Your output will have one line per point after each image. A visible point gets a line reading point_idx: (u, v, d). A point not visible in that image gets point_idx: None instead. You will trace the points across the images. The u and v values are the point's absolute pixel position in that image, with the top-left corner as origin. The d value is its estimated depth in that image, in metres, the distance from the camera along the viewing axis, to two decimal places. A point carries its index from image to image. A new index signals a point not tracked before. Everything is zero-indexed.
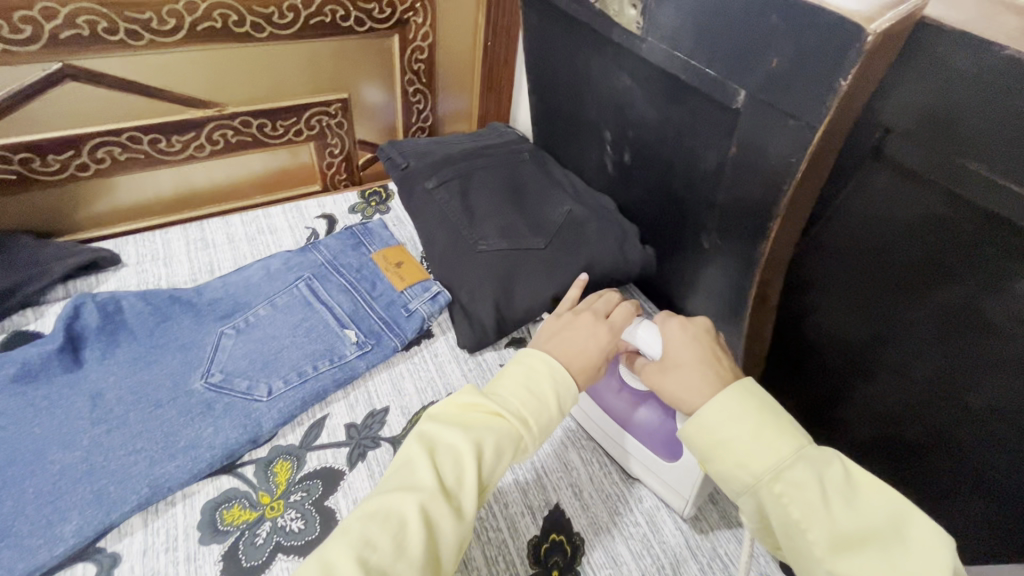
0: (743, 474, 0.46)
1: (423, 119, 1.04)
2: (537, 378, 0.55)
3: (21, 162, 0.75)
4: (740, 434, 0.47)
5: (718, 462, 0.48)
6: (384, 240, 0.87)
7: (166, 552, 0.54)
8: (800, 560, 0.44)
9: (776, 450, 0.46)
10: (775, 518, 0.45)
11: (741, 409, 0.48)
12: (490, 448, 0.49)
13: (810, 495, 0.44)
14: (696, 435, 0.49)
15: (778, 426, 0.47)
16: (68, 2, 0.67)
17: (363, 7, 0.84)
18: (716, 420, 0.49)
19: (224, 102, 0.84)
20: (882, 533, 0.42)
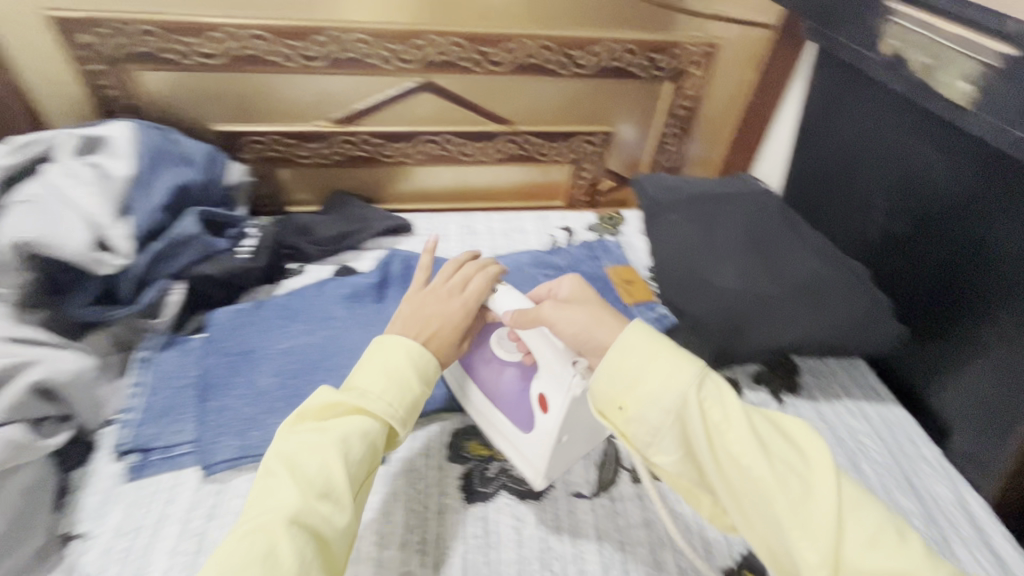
0: (668, 394, 0.45)
1: (669, 158, 1.11)
2: (395, 365, 0.53)
3: (373, 146, 1.00)
4: (657, 353, 0.47)
5: (642, 387, 0.47)
6: (617, 258, 0.97)
7: (424, 457, 0.67)
8: (733, 492, 0.44)
9: (686, 365, 0.46)
10: (701, 431, 0.44)
11: (651, 336, 0.48)
12: (362, 442, 0.49)
13: (726, 404, 0.45)
14: (620, 365, 0.48)
15: (675, 349, 0.48)
16: (446, 35, 0.88)
17: (652, 57, 0.96)
18: (634, 345, 0.48)
19: (516, 121, 1.02)
20: (771, 432, 0.45)
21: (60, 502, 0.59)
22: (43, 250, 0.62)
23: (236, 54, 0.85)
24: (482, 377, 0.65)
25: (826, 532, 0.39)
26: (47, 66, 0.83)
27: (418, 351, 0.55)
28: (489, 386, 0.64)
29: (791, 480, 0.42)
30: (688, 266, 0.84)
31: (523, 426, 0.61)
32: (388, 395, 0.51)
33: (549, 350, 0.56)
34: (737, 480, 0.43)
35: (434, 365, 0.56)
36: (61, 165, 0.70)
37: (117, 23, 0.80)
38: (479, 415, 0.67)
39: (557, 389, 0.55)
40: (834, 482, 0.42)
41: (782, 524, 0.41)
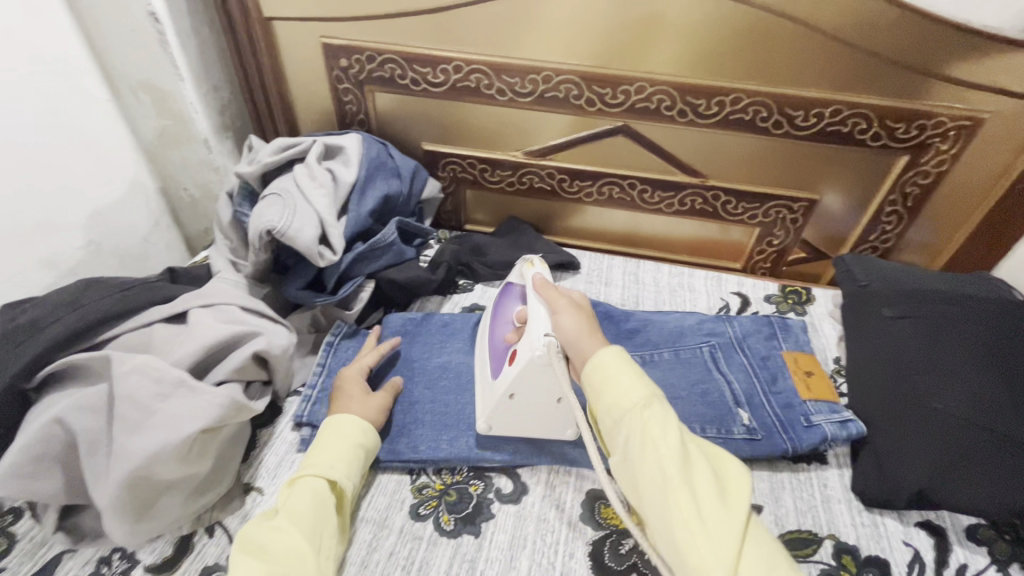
0: (624, 400, 0.52)
1: (882, 239, 0.97)
2: (320, 441, 0.63)
3: (558, 181, 1.03)
4: (622, 370, 0.53)
5: (604, 395, 0.53)
6: (799, 343, 0.84)
7: (558, 508, 0.65)
8: (643, 485, 0.49)
9: (643, 387, 0.53)
10: (638, 442, 0.50)
11: (622, 358, 0.55)
12: (311, 503, 0.56)
13: (667, 426, 0.50)
14: (591, 373, 0.55)
15: (637, 371, 0.54)
16: (655, 84, 0.86)
17: (889, 125, 0.83)
18: (607, 363, 0.54)
19: (709, 175, 0.96)
20: (703, 457, 0.51)
21: (249, 454, 0.68)
22: (280, 235, 0.73)
23: (457, 85, 0.93)
24: (493, 331, 0.74)
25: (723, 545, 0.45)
26: (309, 81, 0.99)
27: (332, 421, 0.65)
28: (492, 342, 0.73)
29: (711, 499, 0.47)
30: (895, 376, 0.72)
31: (494, 374, 0.69)
32: (319, 461, 0.60)
33: (538, 322, 0.63)
34: (658, 488, 0.48)
35: (360, 427, 0.65)
36: (307, 166, 0.82)
37: (370, 50, 0.92)
38: (477, 363, 0.75)
39: (525, 347, 0.63)
40: (744, 511, 0.47)
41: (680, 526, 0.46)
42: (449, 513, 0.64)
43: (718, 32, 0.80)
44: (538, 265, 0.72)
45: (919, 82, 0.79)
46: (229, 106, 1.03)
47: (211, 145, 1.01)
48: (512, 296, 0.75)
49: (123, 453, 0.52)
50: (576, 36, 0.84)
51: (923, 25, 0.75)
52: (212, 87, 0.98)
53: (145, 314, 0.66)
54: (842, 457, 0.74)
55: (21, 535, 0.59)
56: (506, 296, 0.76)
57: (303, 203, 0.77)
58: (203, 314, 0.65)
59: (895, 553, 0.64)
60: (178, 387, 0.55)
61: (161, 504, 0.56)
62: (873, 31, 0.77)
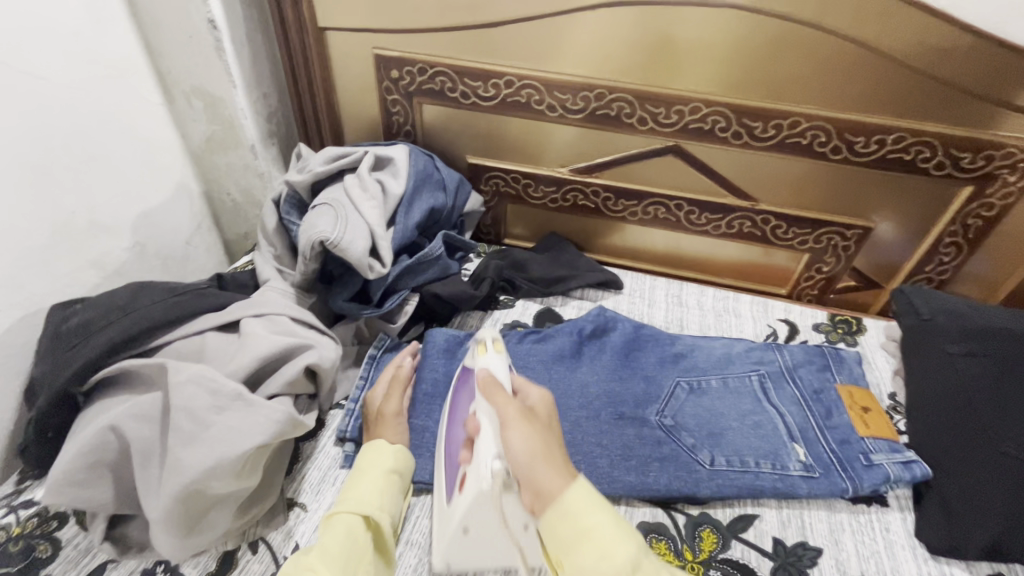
0: (604, 563, 0.43)
1: (938, 271, 0.94)
2: (354, 473, 0.61)
3: (602, 199, 1.01)
4: (602, 522, 0.45)
5: (581, 555, 0.44)
6: (854, 376, 0.81)
7: None
8: None
9: (627, 541, 0.44)
10: None
11: (595, 503, 0.46)
12: (344, 537, 0.53)
13: None
14: (559, 523, 0.46)
15: (616, 515, 0.46)
16: (711, 105, 0.85)
17: (955, 154, 0.81)
18: (579, 516, 0.45)
19: (760, 199, 0.94)
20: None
21: (292, 468, 0.67)
22: (333, 247, 0.72)
23: (507, 100, 0.93)
24: (446, 435, 0.64)
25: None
26: (357, 90, 1.00)
27: (365, 453, 0.63)
28: (446, 456, 0.62)
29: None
30: (962, 418, 0.69)
31: (445, 497, 0.59)
32: (352, 495, 0.58)
33: (486, 439, 0.54)
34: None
35: (399, 458, 0.63)
36: (358, 177, 0.82)
37: (421, 63, 0.92)
38: (433, 479, 0.64)
39: (471, 474, 0.53)
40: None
41: None
42: None
43: (780, 56, 0.79)
44: (491, 350, 0.65)
45: (989, 110, 0.77)
46: (276, 113, 1.03)
47: (257, 152, 1.02)
48: (463, 397, 0.65)
49: (177, 466, 0.51)
50: (631, 55, 0.83)
51: (997, 53, 0.72)
52: (262, 94, 0.98)
53: (198, 321, 0.65)
54: (903, 499, 0.70)
55: (66, 541, 0.58)
56: (460, 388, 0.67)
57: (354, 215, 0.77)
58: (254, 324, 0.64)
59: None
60: (236, 400, 0.54)
61: (210, 518, 0.55)
62: (944, 58, 0.75)
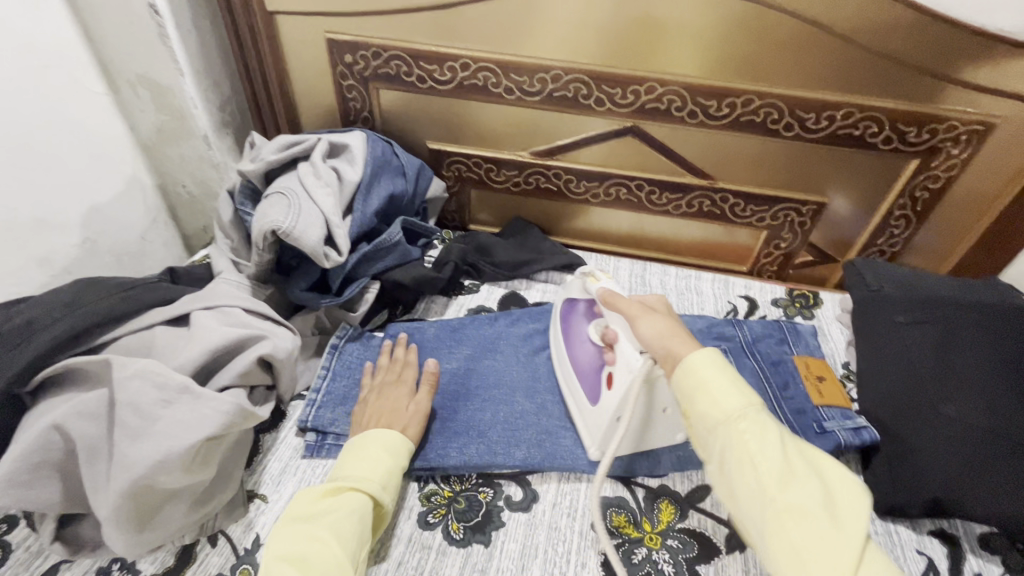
0: (724, 410, 0.48)
1: (890, 243, 0.97)
2: (371, 452, 0.61)
3: (565, 181, 1.01)
4: (719, 378, 0.50)
5: (697, 402, 0.50)
6: (809, 348, 0.83)
7: (569, 517, 0.64)
8: (742, 500, 0.46)
9: (740, 395, 0.49)
10: (739, 457, 0.46)
11: (716, 362, 0.51)
12: (357, 521, 0.54)
13: (764, 438, 0.46)
14: (682, 379, 0.52)
15: (737, 378, 0.50)
16: (666, 85, 0.85)
17: (901, 128, 0.83)
18: (701, 371, 0.51)
19: (717, 177, 0.95)
20: (807, 467, 0.46)
21: (252, 461, 0.67)
22: (286, 236, 0.71)
23: (463, 83, 0.92)
24: (573, 354, 0.72)
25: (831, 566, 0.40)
26: (312, 76, 0.97)
27: (376, 438, 0.62)
28: (579, 368, 0.71)
29: (824, 527, 0.42)
30: (912, 384, 0.71)
31: (592, 398, 0.67)
32: (368, 475, 0.58)
33: (625, 340, 0.62)
34: (759, 506, 0.45)
35: (403, 444, 0.63)
36: (312, 164, 0.80)
37: (375, 47, 0.90)
38: (569, 384, 0.73)
39: (621, 369, 0.62)
40: (862, 529, 0.42)
41: (787, 541, 0.42)
42: (459, 521, 0.63)
43: (732, 35, 0.79)
44: (602, 278, 0.70)
45: (932, 85, 0.79)
46: (229, 102, 1.00)
47: (211, 142, 0.99)
48: (583, 314, 0.73)
49: (124, 463, 0.50)
50: (587, 36, 0.83)
51: (940, 28, 0.74)
52: (213, 82, 0.95)
53: (146, 316, 0.64)
54: (853, 463, 0.74)
55: (17, 544, 0.57)
56: (574, 312, 0.75)
57: (308, 202, 0.75)
58: (205, 316, 0.63)
59: (908, 563, 0.63)
60: (182, 393, 0.54)
61: (162, 514, 0.54)
62: (889, 33, 0.76)
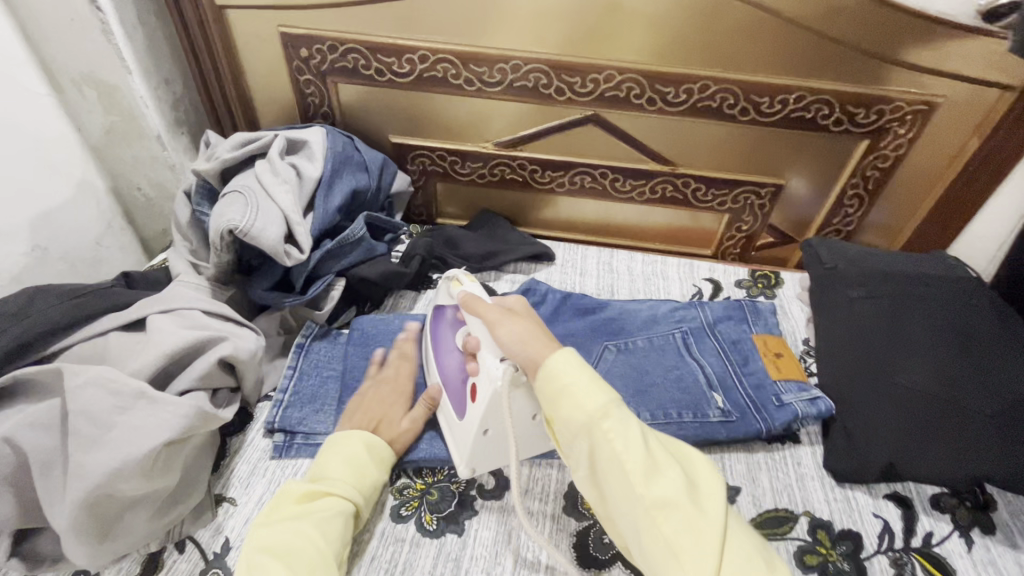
0: (586, 410, 0.50)
1: (845, 223, 1.00)
2: (354, 453, 0.61)
3: (529, 172, 1.02)
4: (579, 381, 0.51)
5: (561, 408, 0.51)
6: (768, 326, 0.86)
7: (541, 502, 0.65)
8: (615, 497, 0.49)
9: (601, 394, 0.50)
10: (608, 456, 0.48)
11: (575, 364, 0.52)
12: (340, 523, 0.55)
13: (628, 434, 0.49)
14: (544, 385, 0.52)
15: (594, 377, 0.52)
16: (624, 73, 0.86)
17: (850, 111, 0.86)
18: (562, 375, 0.52)
19: (678, 163, 0.97)
20: (668, 457, 0.49)
21: (219, 465, 0.66)
22: (244, 235, 0.70)
23: (423, 75, 0.91)
24: (442, 363, 0.70)
25: (699, 550, 0.44)
26: (268, 72, 0.95)
27: (356, 438, 0.62)
28: (448, 378, 0.68)
29: (690, 513, 0.45)
30: (865, 356, 0.74)
31: (459, 410, 0.65)
32: (351, 478, 0.59)
33: (484, 348, 0.60)
34: (631, 501, 0.47)
35: (385, 446, 0.64)
36: (269, 162, 0.79)
37: (330, 40, 0.89)
38: (439, 397, 0.70)
39: (483, 379, 0.60)
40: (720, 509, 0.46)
41: (660, 530, 0.45)
42: (432, 513, 0.63)
43: (686, 22, 0.81)
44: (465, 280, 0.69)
45: (877, 67, 0.81)
46: (182, 100, 0.98)
47: (165, 142, 0.96)
48: (450, 323, 0.72)
49: (80, 471, 0.49)
50: (546, 27, 0.83)
51: (882, 11, 0.77)
52: (164, 80, 0.93)
53: (99, 322, 0.62)
54: (813, 434, 0.76)
55: None
56: (443, 320, 0.73)
57: (265, 201, 0.74)
58: (161, 320, 0.62)
59: (865, 526, 0.66)
60: (138, 399, 0.53)
61: (125, 521, 0.53)
62: (835, 17, 0.78)
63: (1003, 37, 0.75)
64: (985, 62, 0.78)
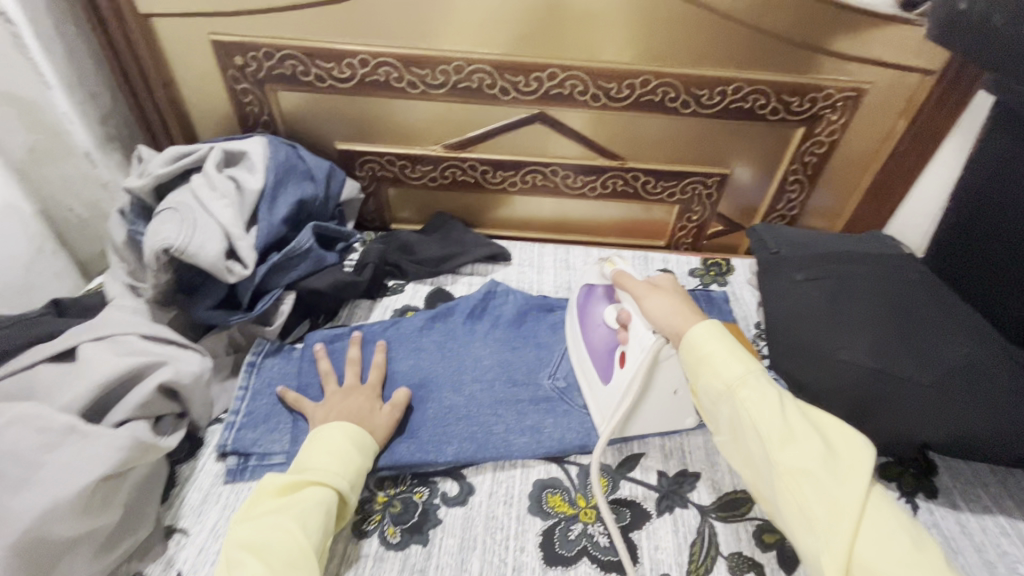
0: (728, 379, 0.56)
1: (788, 208, 1.03)
2: (336, 444, 0.60)
3: (481, 172, 1.01)
4: (719, 352, 0.57)
5: (704, 376, 0.58)
6: (722, 313, 0.88)
7: (505, 505, 0.65)
8: (755, 459, 0.54)
9: (740, 367, 0.57)
10: (746, 424, 0.54)
11: (715, 338, 0.58)
12: (323, 512, 0.55)
13: (770, 409, 0.54)
14: (688, 353, 0.59)
15: (740, 351, 0.57)
16: (566, 71, 0.87)
17: (785, 99, 0.88)
18: (703, 347, 0.58)
19: (627, 157, 0.98)
20: (813, 434, 0.53)
21: (169, 494, 0.63)
22: (180, 254, 0.67)
23: (364, 80, 0.89)
24: (587, 337, 0.74)
25: (837, 516, 0.48)
26: (202, 82, 0.92)
27: (339, 430, 0.62)
28: (593, 348, 0.72)
29: (827, 481, 0.50)
30: (813, 335, 0.76)
31: (604, 379, 0.69)
32: (334, 467, 0.58)
33: (637, 320, 0.66)
34: (770, 469, 0.53)
35: (368, 438, 0.63)
36: (206, 176, 0.76)
37: (265, 47, 0.86)
38: (581, 371, 0.75)
39: (632, 348, 0.65)
40: (862, 485, 0.50)
41: (798, 499, 0.50)
42: (395, 525, 0.62)
43: (623, 18, 0.82)
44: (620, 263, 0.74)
45: (807, 57, 0.84)
46: (112, 115, 0.93)
47: (94, 159, 0.92)
48: (599, 299, 0.75)
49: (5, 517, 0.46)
50: (486, 26, 0.83)
51: (807, 3, 0.79)
52: (89, 95, 0.88)
53: (25, 356, 0.59)
54: None
55: None
56: (588, 297, 0.76)
57: (204, 216, 0.71)
58: (93, 349, 0.59)
59: None
60: (68, 434, 0.50)
61: (63, 568, 0.49)
62: (765, 10, 0.80)
63: (920, 25, 0.79)
64: (907, 48, 0.82)
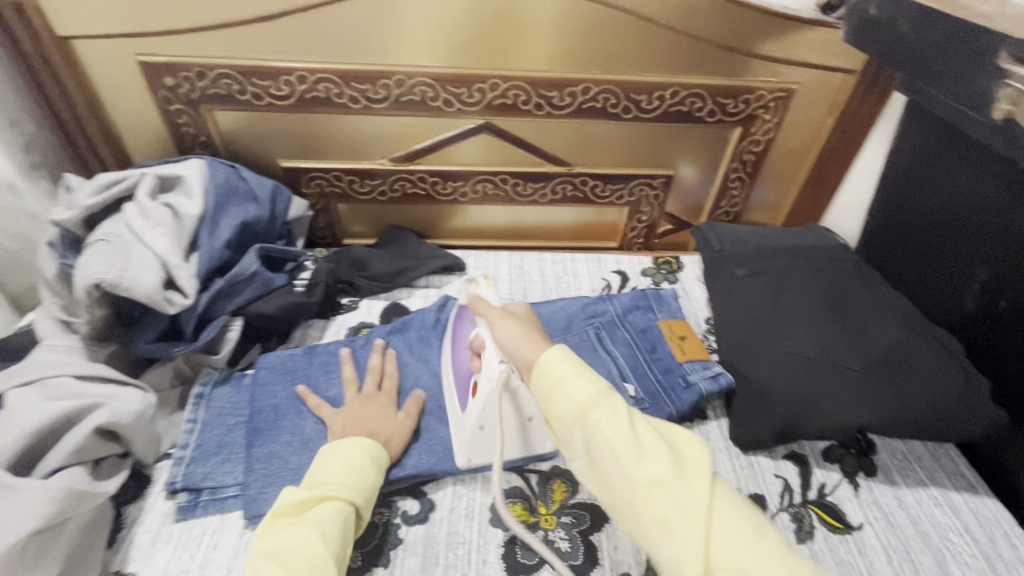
0: (578, 401, 0.49)
1: (732, 204, 1.07)
2: (352, 458, 0.60)
3: (430, 184, 1.01)
4: (568, 373, 0.51)
5: (556, 402, 0.51)
6: (673, 311, 0.90)
7: (466, 519, 0.65)
8: (611, 480, 0.48)
9: (591, 384, 0.50)
10: (597, 444, 0.48)
11: (567, 360, 0.52)
12: (339, 524, 0.54)
13: (619, 423, 0.47)
14: (539, 379, 0.53)
15: (586, 368, 0.52)
16: (508, 81, 0.87)
17: (720, 101, 0.91)
18: (551, 367, 0.52)
19: (574, 163, 1.00)
20: (660, 442, 0.47)
21: (114, 538, 0.61)
22: (113, 288, 0.64)
23: (304, 97, 0.88)
24: (453, 361, 0.73)
25: (690, 536, 0.43)
26: (134, 105, 0.88)
27: (356, 444, 0.62)
28: (457, 374, 0.72)
29: (675, 490, 0.44)
30: (755, 329, 0.79)
31: (460, 405, 0.69)
32: (351, 481, 0.58)
33: (489, 349, 0.64)
34: (626, 488, 0.46)
35: (383, 453, 0.63)
36: (139, 204, 0.73)
37: (197, 66, 0.84)
38: (448, 395, 0.74)
39: (483, 377, 0.64)
40: (707, 487, 0.44)
41: (654, 515, 0.44)
42: (356, 548, 0.62)
43: (560, 27, 0.83)
44: (484, 286, 0.73)
45: (737, 60, 0.88)
46: (35, 142, 0.87)
47: (18, 189, 0.85)
48: (466, 321, 0.73)
49: None
50: (424, 38, 0.83)
51: (733, 9, 0.82)
52: (9, 122, 0.82)
53: None
54: (719, 409, 0.82)
55: None
56: (458, 321, 0.75)
57: (138, 247, 0.69)
58: (23, 395, 0.56)
59: (768, 487, 0.72)
60: None
61: None
62: (694, 17, 0.83)
63: (837, 27, 0.83)
64: (829, 50, 0.86)
